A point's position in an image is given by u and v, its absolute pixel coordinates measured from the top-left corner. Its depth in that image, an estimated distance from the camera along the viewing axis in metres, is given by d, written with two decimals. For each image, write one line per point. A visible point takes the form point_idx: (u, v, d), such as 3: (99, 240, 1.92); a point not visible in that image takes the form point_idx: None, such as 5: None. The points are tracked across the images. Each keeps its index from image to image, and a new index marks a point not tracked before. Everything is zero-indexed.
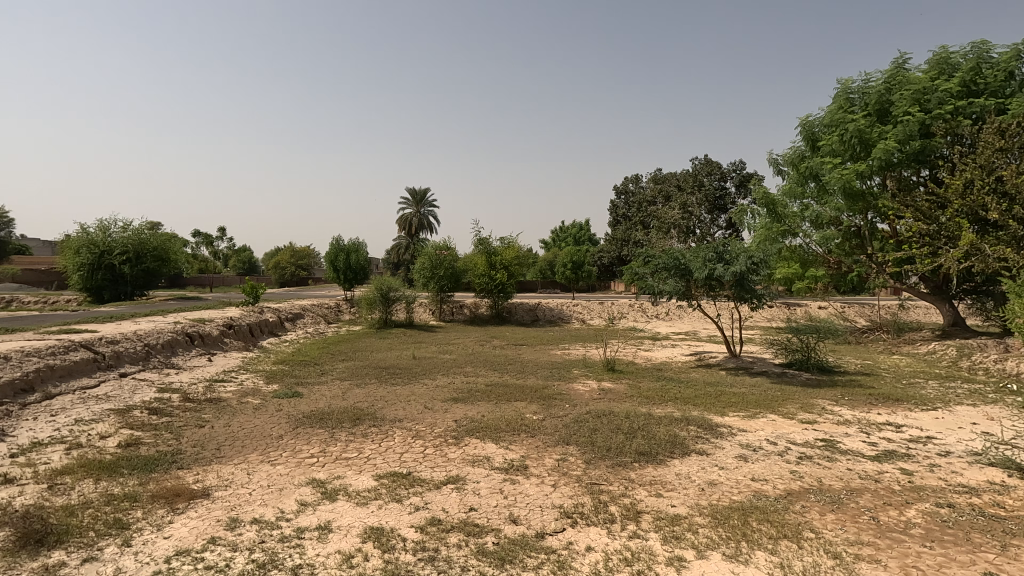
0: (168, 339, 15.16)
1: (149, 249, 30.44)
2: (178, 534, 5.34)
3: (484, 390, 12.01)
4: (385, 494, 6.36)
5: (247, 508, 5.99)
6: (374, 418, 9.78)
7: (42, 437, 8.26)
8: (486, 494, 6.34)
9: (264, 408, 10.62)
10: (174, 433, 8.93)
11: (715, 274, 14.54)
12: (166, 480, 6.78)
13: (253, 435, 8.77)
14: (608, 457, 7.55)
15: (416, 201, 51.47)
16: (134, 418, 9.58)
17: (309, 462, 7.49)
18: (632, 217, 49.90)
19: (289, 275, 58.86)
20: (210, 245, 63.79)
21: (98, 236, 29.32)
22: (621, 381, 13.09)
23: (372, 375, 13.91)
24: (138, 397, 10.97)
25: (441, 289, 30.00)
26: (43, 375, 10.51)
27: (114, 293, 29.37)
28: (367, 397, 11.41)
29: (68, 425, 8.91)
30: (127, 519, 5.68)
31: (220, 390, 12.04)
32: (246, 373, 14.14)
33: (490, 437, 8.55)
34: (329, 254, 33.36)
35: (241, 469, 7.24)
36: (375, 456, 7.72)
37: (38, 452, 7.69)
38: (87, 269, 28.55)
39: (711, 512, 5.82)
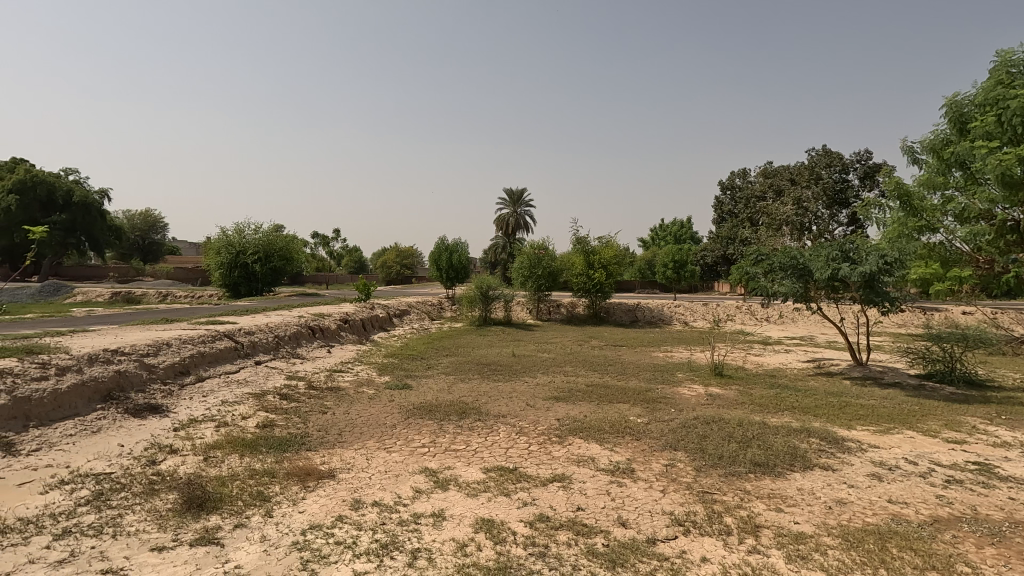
0: (294, 331, 16.67)
1: (276, 249, 33.56)
2: (311, 510, 5.85)
3: (585, 390, 11.96)
4: (493, 487, 6.55)
5: (368, 491, 6.43)
6: (479, 412, 10.09)
7: (197, 415, 9.44)
8: (592, 495, 6.31)
9: (377, 398, 11.35)
10: (302, 417, 9.81)
11: (839, 274, 13.25)
12: (298, 460, 7.47)
13: (370, 423, 9.40)
14: (720, 466, 7.20)
15: (513, 201, 52.32)
16: (268, 401, 10.66)
17: (421, 452, 7.88)
18: (740, 213, 47.11)
19: (395, 274, 62.38)
20: (326, 245, 69.06)
21: (234, 237, 32.80)
22: (729, 387, 12.44)
23: (476, 371, 14.35)
24: (271, 383, 12.18)
25: (539, 289, 30.21)
26: (196, 360, 11.99)
27: (248, 288, 32.72)
28: (471, 392, 11.80)
29: (216, 405, 10.09)
30: (268, 492, 6.32)
31: (339, 380, 13.05)
32: (360, 365, 15.17)
33: (594, 437, 8.49)
34: (433, 253, 34.87)
35: (361, 454, 7.80)
36: (482, 450, 7.95)
37: (194, 427, 8.79)
38: (227, 267, 32.01)
39: (841, 533, 5.35)
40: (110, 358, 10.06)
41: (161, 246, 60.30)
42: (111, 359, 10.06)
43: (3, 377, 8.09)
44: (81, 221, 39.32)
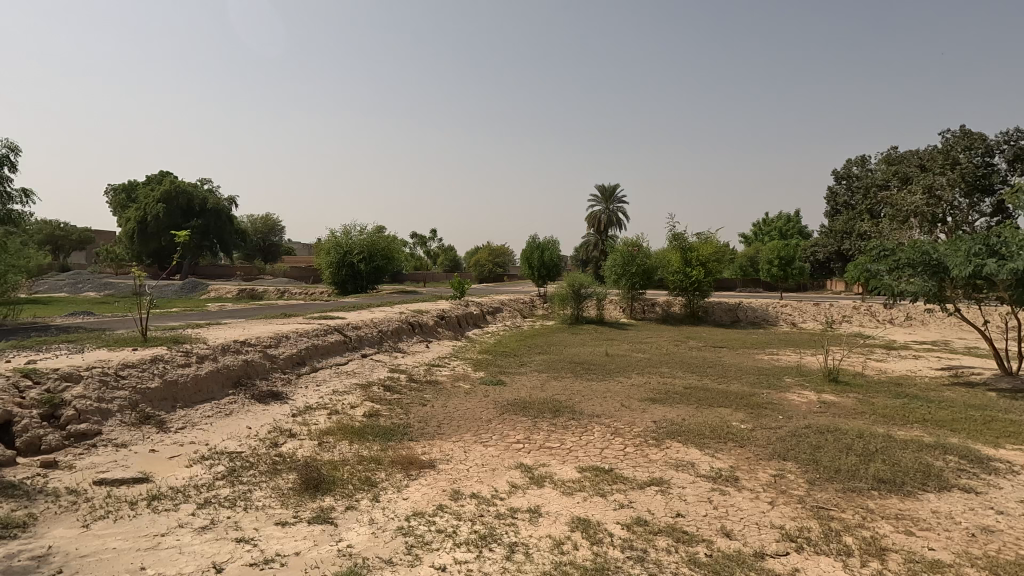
0: (396, 327, 17.59)
1: (378, 249, 35.56)
2: (414, 498, 6.14)
3: (684, 393, 11.52)
4: (589, 486, 6.49)
5: (467, 483, 6.63)
6: (573, 410, 10.06)
7: (311, 402, 10.26)
8: (693, 502, 6.05)
9: (473, 392, 11.68)
10: (404, 408, 10.32)
11: (983, 271, 11.65)
12: (402, 449, 7.88)
13: (467, 417, 9.69)
14: (837, 481, 6.62)
15: (605, 198, 51.52)
16: (373, 392, 11.33)
17: (517, 447, 8.00)
18: (858, 204, 43.04)
19: (488, 272, 63.78)
20: (424, 245, 72.11)
21: (342, 238, 35.19)
22: (846, 394, 11.41)
23: (569, 370, 14.31)
24: (375, 375, 12.95)
25: (633, 287, 29.52)
26: (311, 352, 13.02)
27: (354, 286, 34.97)
28: (565, 391, 11.78)
29: (328, 394, 10.89)
30: (374, 478, 6.72)
31: (437, 374, 13.58)
32: (457, 360, 15.68)
33: (694, 442, 8.15)
34: (525, 252, 35.23)
35: (459, 446, 8.06)
36: (577, 449, 7.91)
37: (310, 414, 9.56)
38: (335, 266, 34.39)
39: (987, 564, 4.71)
40: (239, 348, 11.20)
41: (280, 247, 66.06)
42: (240, 349, 11.19)
43: (156, 363, 9.27)
44: (214, 225, 44.02)
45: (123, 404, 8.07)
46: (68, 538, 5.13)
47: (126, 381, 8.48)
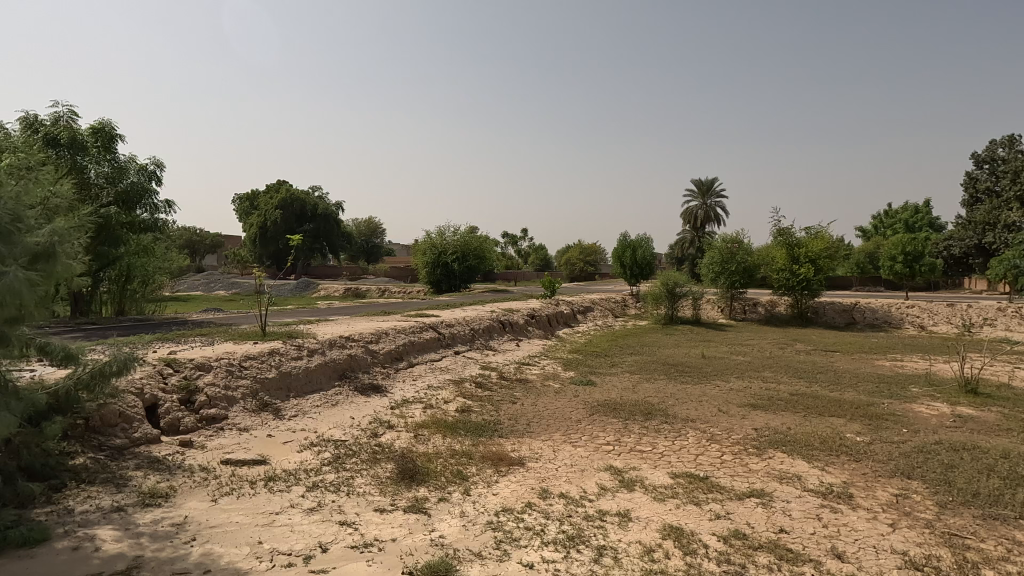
0: (487, 325, 17.99)
1: (471, 249, 36.52)
2: (503, 494, 6.24)
3: (789, 399, 10.72)
4: (682, 494, 6.24)
5: (555, 482, 6.62)
6: (666, 414, 9.72)
7: (408, 396, 10.78)
8: (799, 518, 5.61)
9: (563, 392, 11.65)
10: (495, 405, 10.52)
11: None
12: (492, 445, 8.05)
13: (557, 416, 9.69)
14: (975, 506, 5.83)
15: (702, 192, 49.27)
16: (465, 388, 11.67)
17: (607, 449, 7.87)
18: (1004, 191, 37.75)
19: (579, 271, 63.35)
20: (515, 244, 73.08)
21: (437, 239, 36.56)
22: (986, 408, 10.03)
23: (662, 372, 13.84)
24: (467, 371, 13.34)
25: (732, 286, 27.97)
26: (408, 348, 13.66)
27: (448, 285, 36.23)
28: (657, 393, 11.41)
29: (423, 388, 11.39)
30: (466, 472, 6.91)
31: (527, 372, 13.71)
32: (547, 359, 15.72)
33: (801, 453, 7.56)
34: (616, 250, 34.60)
35: (548, 445, 8.08)
36: (670, 454, 7.63)
37: (407, 407, 10.05)
38: (431, 266, 35.84)
39: None
40: (344, 343, 12.00)
41: (381, 248, 69.92)
42: (345, 344, 11.98)
43: (273, 356, 10.16)
44: (323, 229, 47.51)
45: (246, 392, 8.95)
46: (200, 509, 5.78)
47: (248, 371, 9.39)
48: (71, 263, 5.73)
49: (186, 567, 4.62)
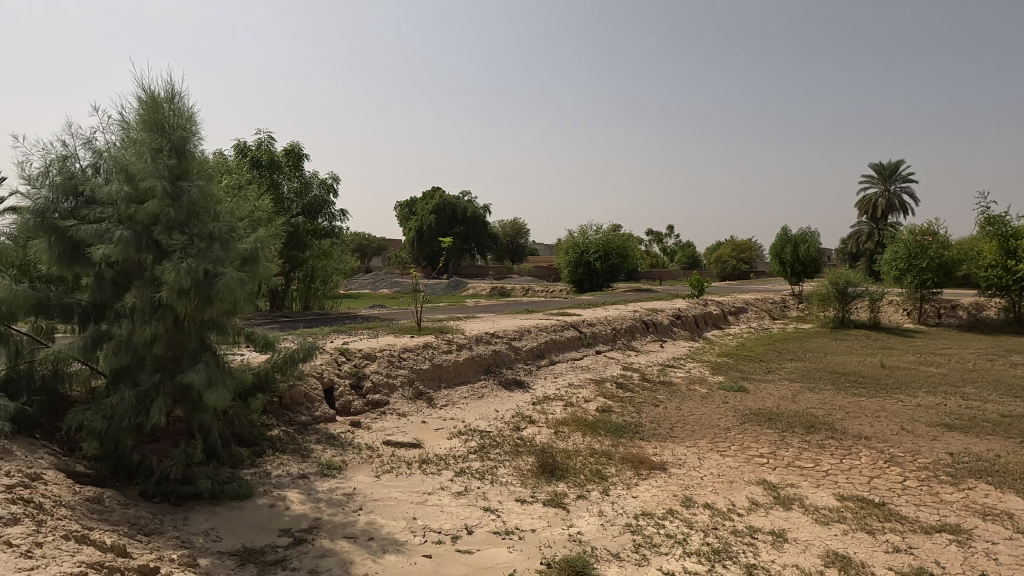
0: (630, 325, 17.60)
1: (614, 247, 35.97)
2: (643, 498, 6.09)
3: (999, 422, 8.92)
4: (851, 519, 5.54)
5: (700, 491, 6.29)
6: (833, 429, 8.69)
7: (549, 393, 11.00)
8: (1009, 564, 4.67)
9: (711, 397, 10.99)
10: (636, 407, 10.28)
11: None
12: (632, 447, 7.89)
13: (703, 422, 9.18)
14: None
15: (883, 177, 42.96)
16: (606, 389, 11.57)
17: (760, 461, 7.27)
18: None
19: (732, 269, 59.07)
20: (660, 242, 70.36)
21: (579, 238, 36.64)
22: None
23: (829, 381, 12.37)
24: (609, 371, 13.23)
25: (922, 285, 23.99)
26: (549, 346, 13.91)
27: (590, 284, 36.18)
28: (822, 405, 10.24)
29: (564, 386, 11.56)
30: (605, 472, 6.87)
31: (671, 375, 13.16)
32: (693, 362, 14.94)
33: (1014, 487, 6.26)
34: (775, 246, 31.64)
35: (693, 452, 7.70)
36: (836, 474, 6.82)
37: (547, 404, 10.27)
38: (573, 266, 36.06)
39: None
40: (490, 339, 12.57)
41: (525, 248, 71.98)
42: (490, 340, 12.55)
43: (427, 349, 11.00)
44: (472, 232, 50.39)
45: (404, 380, 9.85)
46: (366, 483, 6.53)
47: (406, 362, 10.30)
48: (270, 265, 6.81)
49: (354, 532, 5.25)
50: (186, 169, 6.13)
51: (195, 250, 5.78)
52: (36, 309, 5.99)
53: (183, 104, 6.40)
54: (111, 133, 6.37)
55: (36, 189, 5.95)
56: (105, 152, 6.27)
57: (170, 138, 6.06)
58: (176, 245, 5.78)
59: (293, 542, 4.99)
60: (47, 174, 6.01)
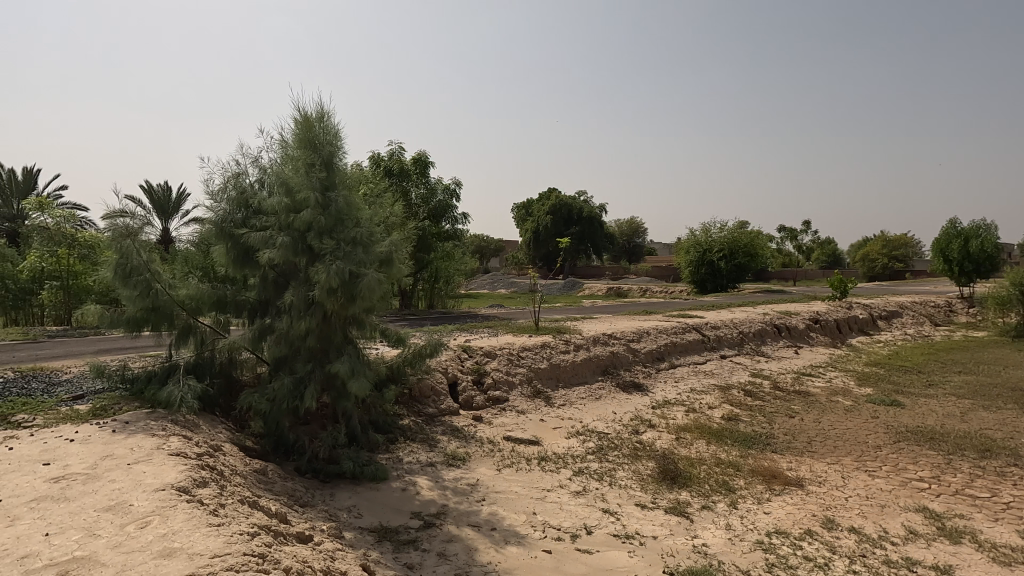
0: (759, 328, 16.40)
1: (741, 246, 33.66)
2: (776, 515, 5.67)
3: None
4: None
5: (845, 513, 5.71)
6: (1016, 454, 7.41)
7: (670, 398, 10.64)
8: None
9: (856, 411, 9.90)
10: (768, 417, 9.56)
11: None
12: (763, 459, 7.37)
13: (847, 438, 8.31)
14: None
15: None
16: (733, 396, 10.91)
17: (919, 486, 6.42)
18: None
19: (881, 269, 52.57)
20: (794, 239, 64.59)
21: (702, 236, 34.82)
22: None
23: (1011, 399, 10.55)
24: (735, 378, 12.49)
25: None
26: (669, 349, 13.41)
27: (714, 285, 34.11)
28: (1002, 427, 8.76)
29: (686, 392, 11.11)
30: (733, 484, 6.49)
31: (808, 384, 12.05)
32: (835, 371, 13.54)
33: None
34: (938, 241, 27.64)
35: (835, 470, 7.01)
36: (1020, 508, 5.82)
37: (668, 409, 9.94)
38: (695, 265, 34.38)
39: None
40: (607, 340, 12.40)
41: (643, 248, 69.95)
42: (608, 341, 12.37)
43: (545, 348, 11.13)
44: (588, 232, 50.05)
45: (523, 378, 10.09)
46: (488, 475, 6.79)
47: (524, 360, 10.52)
48: (403, 266, 7.37)
49: (477, 521, 5.50)
50: (334, 181, 6.83)
51: (342, 253, 6.42)
52: (216, 305, 7.01)
53: (331, 122, 7.13)
54: (274, 151, 7.27)
55: (217, 202, 6.97)
56: (268, 168, 7.18)
57: (321, 154, 6.79)
58: (326, 248, 6.48)
59: (423, 524, 5.35)
60: (225, 189, 7.01)
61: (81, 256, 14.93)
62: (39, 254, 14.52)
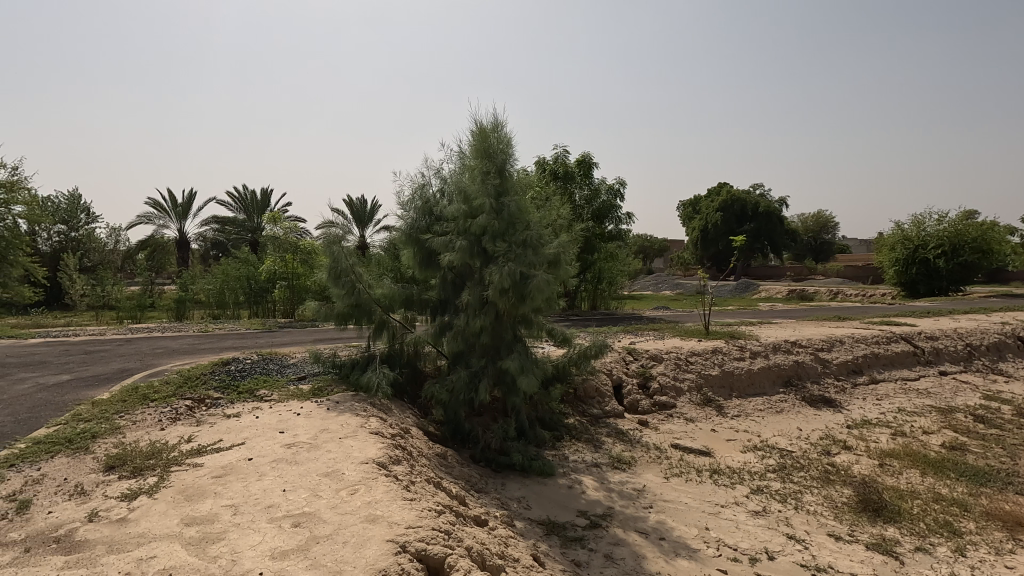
0: (996, 341, 13.43)
1: (968, 240, 27.78)
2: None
3: None
4: None
5: None
6: None
7: (870, 418, 9.28)
8: None
9: None
10: (1008, 450, 7.81)
11: None
12: (1003, 501, 6.05)
13: None
14: None
15: None
16: (957, 421, 9.12)
17: None
18: None
19: None
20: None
21: (912, 231, 29.41)
22: None
23: None
24: (961, 401, 10.47)
25: None
26: (870, 361, 11.66)
27: (929, 287, 28.85)
28: None
29: (892, 412, 9.60)
30: (959, 526, 5.44)
31: None
32: None
33: None
34: None
35: None
36: None
37: (868, 430, 8.67)
38: (902, 265, 29.43)
39: None
40: (790, 348, 11.15)
41: (833, 245, 61.69)
42: (791, 349, 11.12)
43: (716, 354, 10.40)
44: (765, 227, 45.08)
45: (692, 385, 9.57)
46: (655, 483, 6.60)
47: (694, 366, 9.95)
48: (570, 267, 7.51)
49: (645, 528, 5.37)
50: (506, 187, 7.23)
51: (513, 255, 6.76)
52: (405, 302, 7.85)
53: (504, 131, 7.53)
54: (453, 163, 7.91)
55: (406, 211, 7.80)
56: (448, 179, 7.85)
57: (495, 162, 7.23)
58: (499, 251, 6.87)
59: (590, 524, 5.38)
60: (412, 199, 7.82)
61: (302, 260, 17.85)
62: (273, 258, 17.70)
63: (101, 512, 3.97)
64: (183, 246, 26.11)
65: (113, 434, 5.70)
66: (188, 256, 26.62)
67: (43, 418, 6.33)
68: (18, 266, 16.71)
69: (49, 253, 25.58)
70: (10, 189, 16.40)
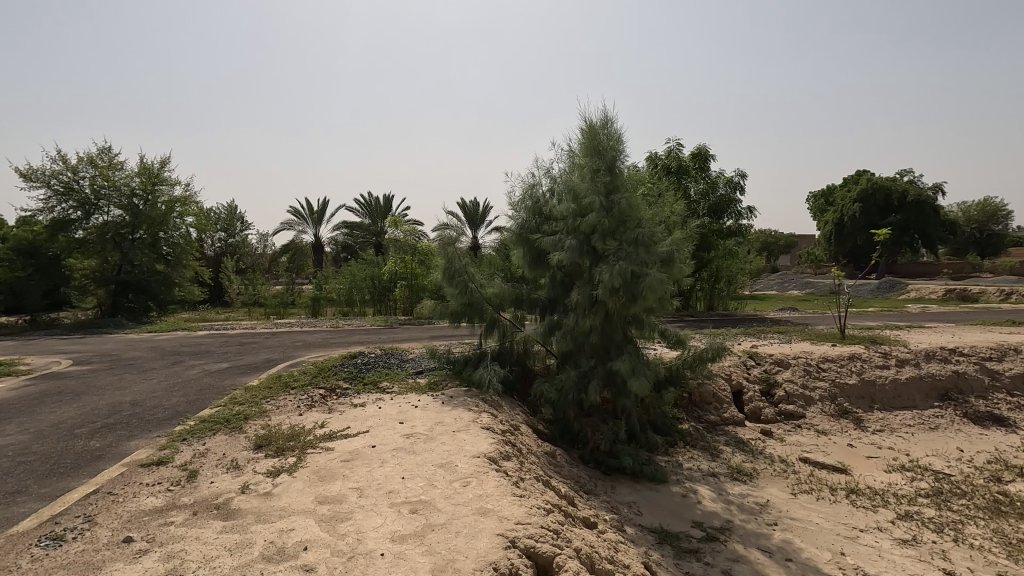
0: None
1: None
2: None
3: None
4: None
5: None
6: None
7: None
8: None
9: None
10: None
11: None
12: None
13: None
14: None
15: None
16: None
17: None
18: None
19: None
20: None
21: None
22: None
23: None
24: None
25: None
26: None
27: None
28: None
29: None
30: None
31: None
32: None
33: None
34: None
35: None
36: None
37: None
38: None
39: None
40: (948, 356, 9.71)
41: (1004, 238, 52.90)
42: (949, 358, 9.67)
43: (854, 360, 9.36)
44: (914, 219, 39.63)
45: (824, 394, 8.70)
46: (781, 498, 6.09)
47: (827, 374, 9.03)
48: (684, 266, 7.18)
49: (769, 546, 4.97)
50: (617, 184, 7.08)
51: (624, 253, 6.59)
52: (515, 301, 7.98)
53: (614, 127, 7.37)
54: (562, 161, 7.91)
55: (517, 211, 7.93)
56: (557, 178, 7.88)
57: (605, 159, 7.11)
58: (610, 249, 6.73)
59: (706, 536, 5.10)
60: (523, 199, 7.93)
61: (419, 261, 18.94)
62: (394, 260, 18.97)
63: (251, 485, 4.50)
64: (318, 249, 28.79)
65: (261, 417, 6.43)
66: (322, 258, 29.30)
67: (207, 400, 7.30)
68: (189, 268, 19.49)
69: (213, 257, 29.52)
70: (184, 203, 19.01)
